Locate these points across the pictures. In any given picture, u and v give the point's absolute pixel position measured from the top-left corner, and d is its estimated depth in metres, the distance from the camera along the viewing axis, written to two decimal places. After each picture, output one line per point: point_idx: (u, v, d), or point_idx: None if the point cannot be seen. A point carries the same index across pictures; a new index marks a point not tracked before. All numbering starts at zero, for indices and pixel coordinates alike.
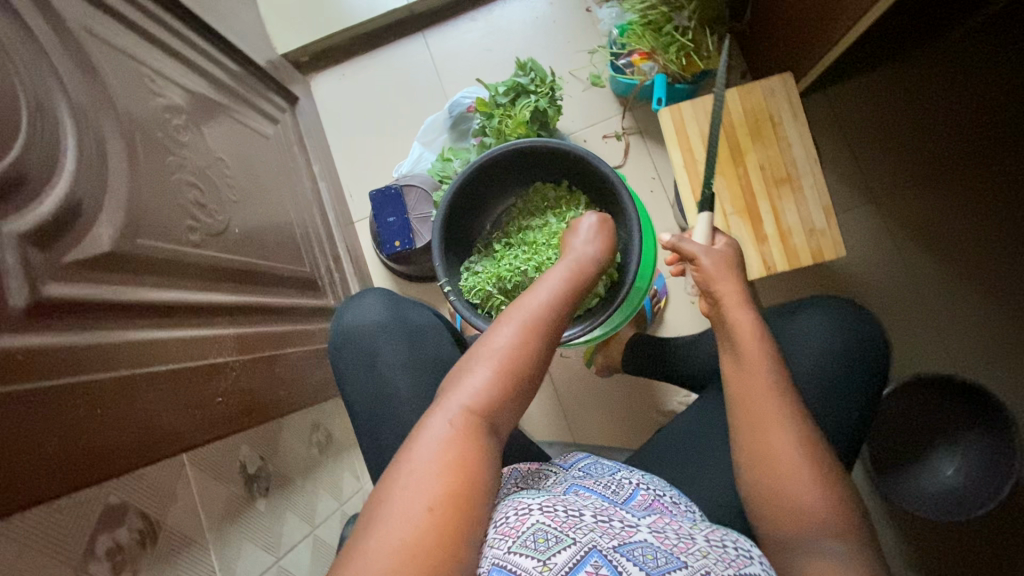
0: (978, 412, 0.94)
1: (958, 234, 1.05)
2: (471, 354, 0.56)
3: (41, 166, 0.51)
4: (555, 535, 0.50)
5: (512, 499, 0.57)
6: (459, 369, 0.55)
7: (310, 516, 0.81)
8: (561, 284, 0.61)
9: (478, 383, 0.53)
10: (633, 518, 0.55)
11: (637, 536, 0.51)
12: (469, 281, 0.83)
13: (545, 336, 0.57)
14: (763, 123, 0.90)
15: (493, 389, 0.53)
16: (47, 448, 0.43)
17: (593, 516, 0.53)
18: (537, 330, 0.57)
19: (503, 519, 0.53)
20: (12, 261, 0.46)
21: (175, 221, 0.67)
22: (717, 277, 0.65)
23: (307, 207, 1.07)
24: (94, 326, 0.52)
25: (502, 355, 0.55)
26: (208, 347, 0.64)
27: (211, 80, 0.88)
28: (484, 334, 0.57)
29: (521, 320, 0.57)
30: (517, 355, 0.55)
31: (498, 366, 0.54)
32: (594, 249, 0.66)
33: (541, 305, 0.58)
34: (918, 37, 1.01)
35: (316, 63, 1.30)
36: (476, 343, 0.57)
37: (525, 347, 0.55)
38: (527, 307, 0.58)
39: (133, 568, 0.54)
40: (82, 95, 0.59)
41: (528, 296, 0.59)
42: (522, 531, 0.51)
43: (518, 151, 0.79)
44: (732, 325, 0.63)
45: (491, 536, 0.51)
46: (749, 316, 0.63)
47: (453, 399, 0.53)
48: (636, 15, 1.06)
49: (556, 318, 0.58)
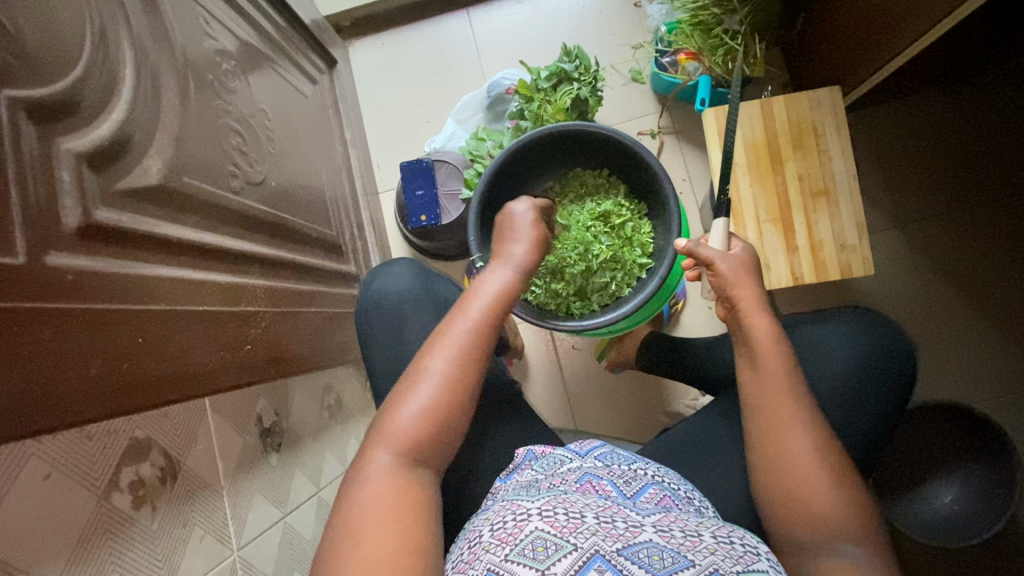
0: (983, 443, 0.94)
1: (983, 267, 1.05)
2: (400, 394, 0.55)
3: (100, 91, 0.50)
4: (554, 543, 0.48)
5: (513, 501, 0.57)
6: (394, 394, 0.55)
7: (316, 477, 0.81)
8: (488, 311, 0.59)
9: (411, 413, 0.54)
10: (637, 517, 0.53)
11: (642, 537, 0.50)
12: None
13: (476, 367, 0.57)
14: (805, 133, 0.90)
15: (427, 414, 0.54)
16: (93, 368, 0.42)
17: (596, 517, 0.52)
18: (467, 352, 0.56)
19: (502, 524, 0.52)
20: (69, 179, 0.45)
21: (218, 165, 0.66)
22: (735, 283, 0.66)
23: (337, 171, 1.06)
24: (139, 258, 0.51)
25: (435, 383, 0.55)
26: (241, 296, 0.63)
27: (259, 30, 0.87)
28: (419, 358, 0.57)
29: (451, 347, 0.56)
30: (447, 383, 0.55)
31: (430, 392, 0.54)
32: (528, 254, 0.63)
33: (470, 326, 0.58)
34: (965, 68, 1.01)
35: (357, 29, 1.29)
36: (411, 365, 0.57)
37: (457, 375, 0.55)
38: (454, 341, 0.56)
39: (153, 504, 0.53)
40: (142, 27, 0.58)
41: (458, 317, 0.58)
42: (520, 538, 0.50)
43: (565, 134, 0.79)
44: (751, 331, 0.64)
45: (489, 543, 0.51)
46: (767, 323, 0.63)
47: (385, 442, 0.53)
48: (686, 14, 1.05)
49: (485, 340, 0.58)
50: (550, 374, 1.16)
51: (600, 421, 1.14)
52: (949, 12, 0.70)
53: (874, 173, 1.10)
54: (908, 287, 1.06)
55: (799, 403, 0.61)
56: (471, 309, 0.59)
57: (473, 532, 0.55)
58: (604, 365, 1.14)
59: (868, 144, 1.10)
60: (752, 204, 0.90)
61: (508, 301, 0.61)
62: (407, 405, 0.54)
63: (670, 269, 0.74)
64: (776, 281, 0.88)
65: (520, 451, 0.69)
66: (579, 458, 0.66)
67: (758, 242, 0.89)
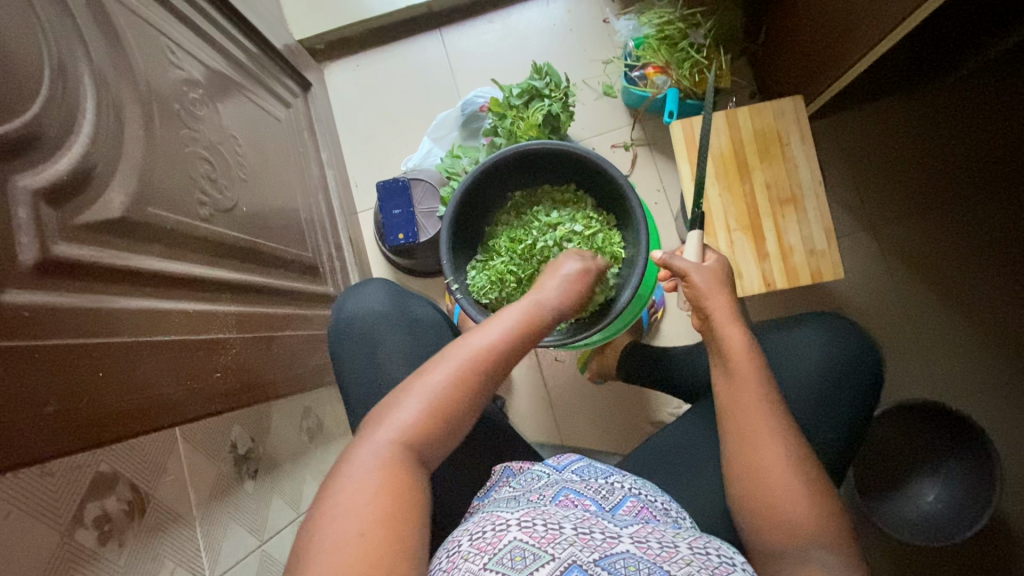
0: (961, 441, 0.95)
1: (952, 267, 1.07)
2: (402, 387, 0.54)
3: (59, 127, 0.51)
4: (532, 553, 0.48)
5: (492, 512, 0.56)
6: (395, 394, 0.54)
7: (295, 502, 0.80)
8: (513, 328, 0.58)
9: (404, 418, 0.52)
10: (615, 528, 0.53)
11: (619, 548, 0.50)
12: (477, 279, 0.85)
13: (481, 381, 0.55)
14: (771, 142, 0.92)
15: (421, 423, 0.52)
16: (48, 407, 0.41)
17: (574, 528, 0.52)
18: (476, 370, 0.55)
19: (480, 533, 0.53)
20: (25, 216, 0.45)
21: (186, 193, 0.67)
22: (709, 295, 0.67)
23: (313, 193, 1.06)
24: (99, 290, 0.51)
25: (438, 394, 0.53)
26: (209, 323, 0.63)
27: (227, 57, 0.88)
28: (429, 364, 0.55)
29: (457, 363, 0.55)
30: (449, 396, 0.53)
31: (433, 403, 0.53)
32: (561, 296, 0.63)
33: (488, 343, 0.56)
34: (925, 73, 1.03)
35: (331, 52, 1.30)
36: (420, 368, 0.55)
37: (462, 391, 0.54)
38: (467, 350, 0.55)
39: (119, 539, 0.53)
40: (102, 59, 0.59)
41: (481, 333, 0.57)
42: (499, 547, 0.50)
43: (531, 151, 0.80)
44: (724, 340, 0.64)
45: (467, 551, 0.51)
46: (740, 333, 0.64)
47: (380, 433, 0.51)
48: (653, 29, 1.10)
49: (494, 363, 0.56)
50: (534, 388, 1.16)
51: (585, 432, 1.14)
52: (910, 13, 0.72)
53: (842, 178, 1.12)
54: (881, 289, 1.08)
55: (769, 410, 0.62)
56: (489, 328, 0.58)
57: (452, 541, 0.55)
58: (587, 377, 1.14)
59: (836, 149, 1.12)
60: (722, 213, 0.91)
61: (537, 335, 0.60)
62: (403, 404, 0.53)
63: (638, 287, 0.75)
64: (749, 288, 0.90)
65: (497, 468, 0.69)
66: (556, 472, 0.66)
67: (730, 251, 0.91)
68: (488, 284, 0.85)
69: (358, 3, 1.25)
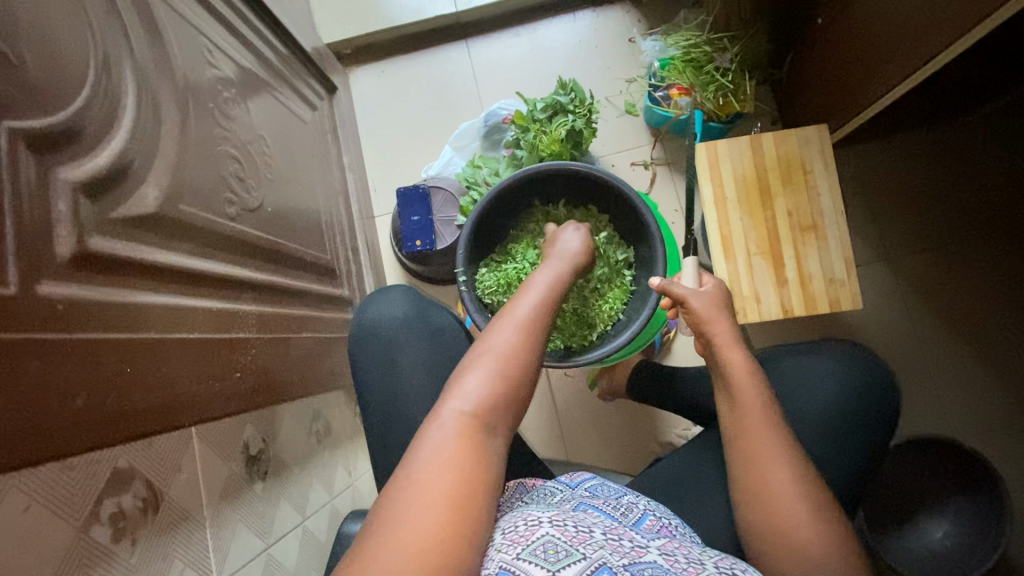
0: (972, 478, 0.93)
1: (966, 303, 1.07)
2: (469, 356, 0.55)
3: (100, 120, 0.51)
4: (565, 548, 0.49)
5: (520, 510, 0.57)
6: (463, 365, 0.54)
7: (301, 506, 0.79)
8: (549, 295, 0.61)
9: (479, 382, 0.52)
10: (643, 539, 0.55)
11: (647, 558, 0.51)
12: (486, 277, 0.86)
13: (539, 341, 0.57)
14: (794, 170, 0.92)
15: (500, 381, 0.53)
16: (78, 400, 0.41)
17: (603, 534, 0.53)
18: (532, 333, 0.56)
19: (511, 527, 0.53)
20: (64, 207, 0.45)
21: (214, 191, 0.67)
22: (709, 319, 0.66)
23: (334, 196, 1.07)
24: (129, 284, 0.51)
25: (512, 352, 0.54)
26: (231, 321, 0.63)
27: (259, 56, 0.89)
28: (488, 331, 0.57)
29: (518, 324, 0.56)
30: (522, 356, 0.55)
31: (508, 361, 0.54)
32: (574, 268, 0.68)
33: (539, 299, 0.60)
34: (949, 109, 1.03)
35: (358, 57, 1.31)
36: (479, 339, 0.56)
37: (535, 349, 0.56)
38: (518, 314, 0.57)
39: (132, 537, 0.52)
40: (145, 56, 0.59)
41: (529, 292, 0.61)
42: (532, 539, 0.50)
43: (570, 172, 0.81)
44: (727, 366, 0.64)
45: (499, 541, 0.51)
46: (742, 357, 0.64)
47: (451, 404, 0.51)
48: (679, 51, 1.11)
49: (548, 323, 0.59)
50: (542, 401, 1.15)
51: (592, 449, 1.13)
52: (945, 48, 0.71)
53: (861, 209, 1.12)
54: (895, 321, 1.08)
55: (791, 440, 0.61)
56: (532, 288, 0.61)
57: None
58: (596, 394, 1.14)
59: (855, 179, 1.13)
60: (742, 237, 0.91)
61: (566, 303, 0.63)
62: (470, 377, 0.52)
63: (645, 325, 0.76)
64: (766, 313, 0.89)
65: (511, 483, 0.68)
66: (570, 490, 0.65)
67: (749, 275, 0.91)
68: (496, 285, 0.86)
69: (387, 11, 1.27)
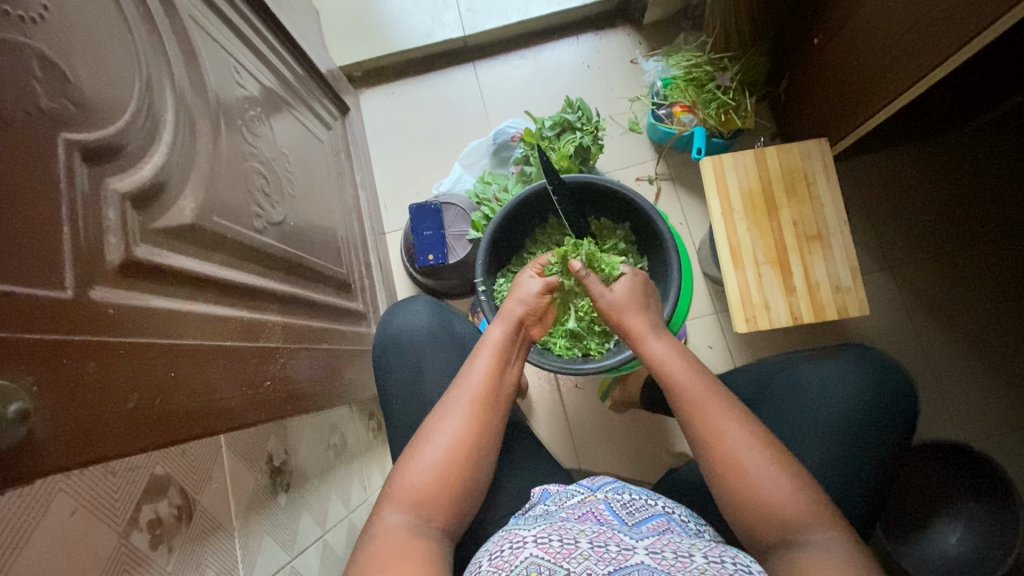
0: (981, 483, 0.94)
1: (965, 309, 1.09)
2: (417, 440, 0.59)
3: (144, 136, 0.53)
4: (548, 568, 0.49)
5: (509, 531, 0.58)
6: (407, 453, 0.59)
7: (321, 519, 0.78)
8: (487, 365, 0.64)
9: (420, 473, 0.57)
10: (631, 540, 0.54)
11: (633, 560, 0.50)
12: (503, 287, 0.89)
13: (489, 416, 0.61)
14: (797, 181, 0.95)
15: (441, 470, 0.57)
16: (128, 404, 0.42)
17: (589, 543, 0.52)
18: (474, 409, 0.61)
19: (498, 552, 0.54)
20: (114, 217, 0.47)
21: (244, 205, 0.68)
22: (624, 314, 0.71)
23: (348, 212, 1.09)
24: (168, 291, 0.52)
25: (448, 441, 0.58)
26: (261, 331, 0.64)
27: (279, 77, 0.92)
28: (433, 416, 0.61)
29: (461, 408, 0.61)
30: (463, 443, 0.59)
31: (446, 451, 0.58)
32: (518, 314, 0.70)
33: (477, 379, 0.63)
34: (939, 125, 1.08)
35: (368, 80, 1.35)
36: (423, 424, 0.61)
37: (475, 429, 0.60)
38: (463, 393, 0.62)
39: (168, 544, 0.53)
40: (182, 75, 0.62)
41: (469, 370, 0.64)
42: (515, 565, 0.51)
43: (586, 186, 0.85)
44: (647, 356, 0.67)
45: (485, 569, 0.52)
46: (658, 347, 0.67)
47: (405, 497, 0.56)
48: (681, 71, 1.17)
49: (493, 391, 0.63)
50: (554, 413, 1.16)
51: (605, 460, 1.13)
52: (945, 59, 0.74)
53: (861, 219, 1.15)
54: (898, 328, 1.10)
55: None
56: (475, 359, 0.65)
57: (471, 563, 0.56)
58: (607, 405, 1.14)
59: (854, 192, 1.17)
60: (750, 247, 0.94)
61: (507, 363, 0.67)
62: (415, 464, 0.57)
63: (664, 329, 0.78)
64: (776, 321, 0.91)
65: (535, 491, 0.69)
66: (591, 493, 0.65)
67: (758, 284, 0.93)
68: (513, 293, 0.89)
69: (397, 35, 1.31)
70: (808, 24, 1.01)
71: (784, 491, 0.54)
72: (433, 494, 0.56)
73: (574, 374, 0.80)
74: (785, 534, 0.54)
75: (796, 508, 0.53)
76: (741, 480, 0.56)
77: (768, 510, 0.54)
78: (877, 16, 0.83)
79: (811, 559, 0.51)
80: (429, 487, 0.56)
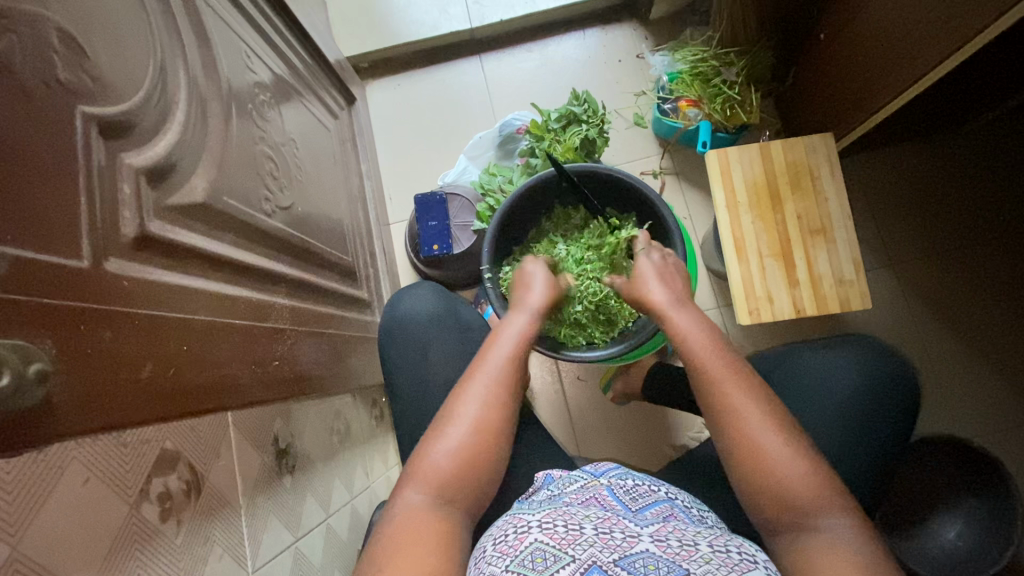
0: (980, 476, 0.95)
1: (965, 306, 1.10)
2: (440, 420, 0.60)
3: (157, 116, 0.53)
4: (552, 554, 0.50)
5: (514, 516, 0.59)
6: (427, 437, 0.59)
7: (326, 503, 0.79)
8: (510, 351, 0.66)
9: (441, 455, 0.57)
10: (635, 527, 0.54)
11: (638, 548, 0.50)
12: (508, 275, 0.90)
13: (509, 402, 0.62)
14: (802, 175, 0.96)
15: (461, 453, 0.58)
16: (143, 373, 0.43)
17: (594, 529, 0.53)
18: (496, 392, 0.61)
19: (503, 537, 0.54)
20: (129, 192, 0.47)
21: (255, 189, 0.69)
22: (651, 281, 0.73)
23: (354, 200, 1.09)
24: (179, 268, 0.52)
25: (470, 422, 0.59)
26: (269, 312, 0.64)
27: (288, 64, 0.92)
28: (455, 398, 0.61)
29: (484, 391, 0.61)
30: (481, 427, 0.59)
31: (467, 433, 0.59)
32: (540, 301, 0.72)
33: (500, 364, 0.64)
34: (944, 121, 1.09)
35: (374, 71, 1.35)
36: (445, 407, 0.61)
37: (496, 409, 0.61)
38: (487, 375, 0.63)
39: (178, 517, 0.54)
40: (193, 55, 0.62)
41: (491, 354, 0.65)
42: (520, 549, 0.51)
43: (593, 176, 0.85)
44: (675, 327, 0.68)
45: (490, 554, 0.53)
46: (687, 319, 0.68)
47: (413, 480, 0.56)
48: (687, 65, 1.17)
49: (515, 375, 0.64)
50: (555, 404, 1.17)
51: (605, 452, 1.14)
52: (956, 50, 0.73)
53: (863, 216, 1.16)
54: (898, 323, 1.11)
55: None
56: (499, 343, 0.66)
57: (476, 547, 0.56)
58: (609, 397, 1.15)
59: (857, 188, 1.17)
60: (754, 240, 0.94)
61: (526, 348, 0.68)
62: (439, 444, 0.58)
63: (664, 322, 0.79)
64: (780, 313, 0.92)
65: (538, 476, 0.69)
66: (595, 478, 0.65)
67: (761, 276, 0.93)
68: None
69: (403, 27, 1.31)
70: (815, 20, 1.02)
71: (789, 479, 0.55)
72: (440, 479, 0.56)
73: (576, 363, 0.81)
74: (789, 522, 0.54)
75: (799, 494, 0.54)
76: (746, 467, 0.56)
77: (770, 497, 0.54)
78: (885, 11, 0.83)
79: (816, 546, 0.51)
80: (438, 469, 0.57)
